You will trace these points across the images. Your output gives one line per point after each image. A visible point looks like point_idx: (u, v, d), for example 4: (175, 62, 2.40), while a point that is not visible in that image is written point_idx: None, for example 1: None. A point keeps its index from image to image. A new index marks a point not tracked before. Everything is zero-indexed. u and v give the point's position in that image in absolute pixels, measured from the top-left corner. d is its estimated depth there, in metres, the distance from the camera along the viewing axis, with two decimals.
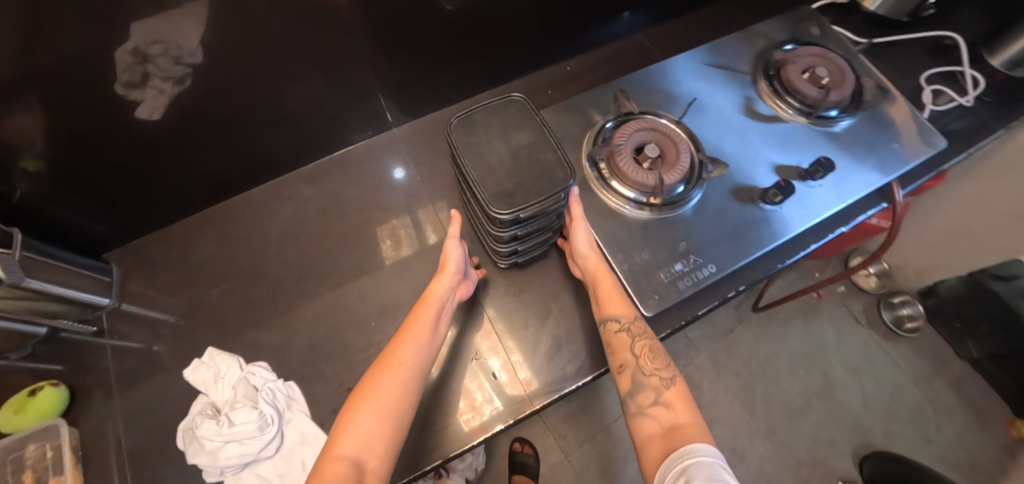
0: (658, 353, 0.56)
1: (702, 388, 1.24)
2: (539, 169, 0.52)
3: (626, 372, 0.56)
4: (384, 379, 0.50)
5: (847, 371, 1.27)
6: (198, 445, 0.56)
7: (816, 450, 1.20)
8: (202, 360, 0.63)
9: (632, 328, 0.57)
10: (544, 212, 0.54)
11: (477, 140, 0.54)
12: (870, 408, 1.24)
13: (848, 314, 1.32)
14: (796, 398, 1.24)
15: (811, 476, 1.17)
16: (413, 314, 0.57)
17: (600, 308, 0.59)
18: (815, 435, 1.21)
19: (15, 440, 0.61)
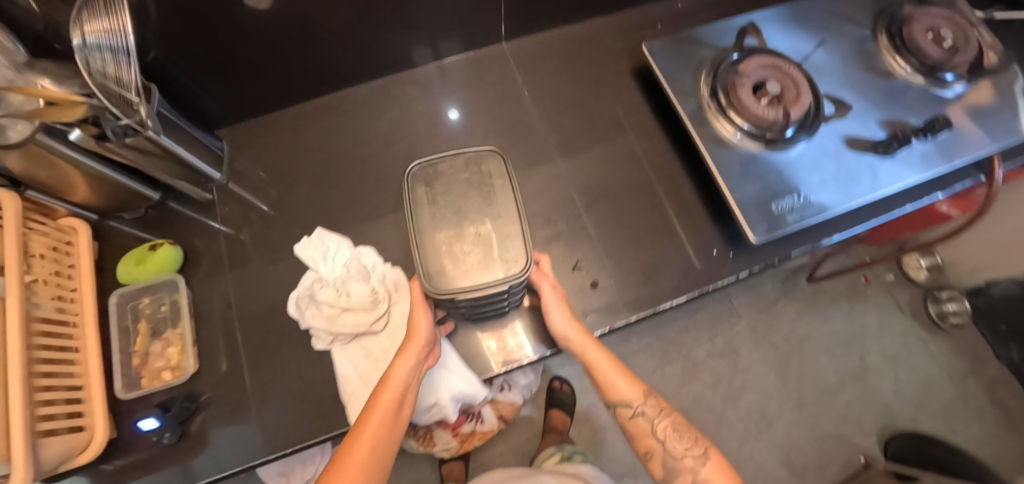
0: (682, 434, 0.55)
1: (740, 354, 1.27)
2: (490, 249, 0.50)
3: (654, 459, 0.55)
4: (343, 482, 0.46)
5: (884, 358, 1.27)
6: (314, 310, 0.60)
7: (842, 427, 1.22)
8: (311, 238, 0.66)
9: (647, 409, 0.56)
10: (489, 295, 0.51)
11: (434, 201, 0.52)
12: (902, 397, 1.24)
13: (893, 303, 1.32)
14: (830, 376, 1.26)
15: (832, 449, 1.20)
16: (372, 400, 0.51)
17: (608, 393, 0.57)
18: (843, 414, 1.23)
19: (131, 291, 0.66)
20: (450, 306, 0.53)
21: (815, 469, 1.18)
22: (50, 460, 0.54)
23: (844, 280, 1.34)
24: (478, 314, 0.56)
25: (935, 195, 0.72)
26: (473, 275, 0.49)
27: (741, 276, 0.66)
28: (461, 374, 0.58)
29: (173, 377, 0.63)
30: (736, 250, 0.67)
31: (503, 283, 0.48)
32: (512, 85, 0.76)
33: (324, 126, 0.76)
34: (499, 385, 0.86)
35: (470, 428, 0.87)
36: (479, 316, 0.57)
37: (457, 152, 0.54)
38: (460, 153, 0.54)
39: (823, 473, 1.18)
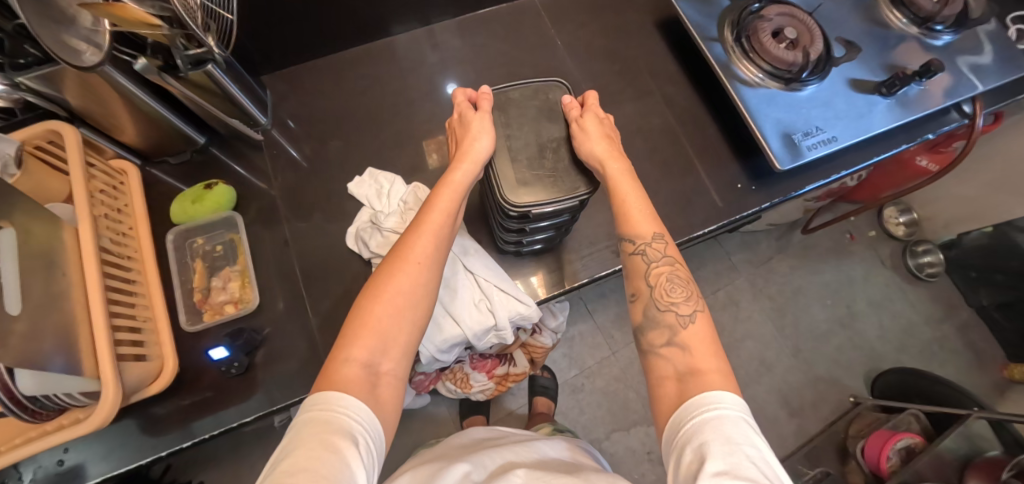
0: (676, 285, 0.53)
1: (739, 305, 1.35)
2: (562, 167, 0.51)
3: (639, 302, 0.54)
4: (395, 280, 0.46)
5: (869, 306, 1.38)
6: (379, 238, 0.64)
7: (834, 370, 1.32)
8: (364, 177, 0.71)
9: (647, 250, 0.54)
10: (557, 212, 0.52)
11: (505, 122, 0.54)
12: (885, 340, 1.35)
13: (875, 257, 1.43)
14: (822, 324, 1.36)
15: (825, 391, 1.30)
16: (428, 205, 0.51)
17: (621, 225, 0.55)
18: (834, 358, 1.33)
19: (185, 230, 0.69)
20: (515, 223, 0.54)
21: (810, 408, 1.28)
22: (127, 385, 0.55)
23: (831, 235, 1.44)
24: (529, 230, 0.58)
25: (927, 136, 0.82)
26: (547, 188, 0.50)
27: (762, 207, 0.73)
28: (516, 295, 0.64)
29: (238, 309, 0.67)
30: (755, 184, 0.75)
31: (575, 198, 0.50)
32: (545, 36, 0.83)
33: (369, 68, 0.81)
34: (533, 328, 0.91)
35: (504, 371, 0.93)
36: (532, 231, 0.59)
37: (522, 82, 0.56)
38: (527, 84, 0.57)
39: (818, 412, 1.27)
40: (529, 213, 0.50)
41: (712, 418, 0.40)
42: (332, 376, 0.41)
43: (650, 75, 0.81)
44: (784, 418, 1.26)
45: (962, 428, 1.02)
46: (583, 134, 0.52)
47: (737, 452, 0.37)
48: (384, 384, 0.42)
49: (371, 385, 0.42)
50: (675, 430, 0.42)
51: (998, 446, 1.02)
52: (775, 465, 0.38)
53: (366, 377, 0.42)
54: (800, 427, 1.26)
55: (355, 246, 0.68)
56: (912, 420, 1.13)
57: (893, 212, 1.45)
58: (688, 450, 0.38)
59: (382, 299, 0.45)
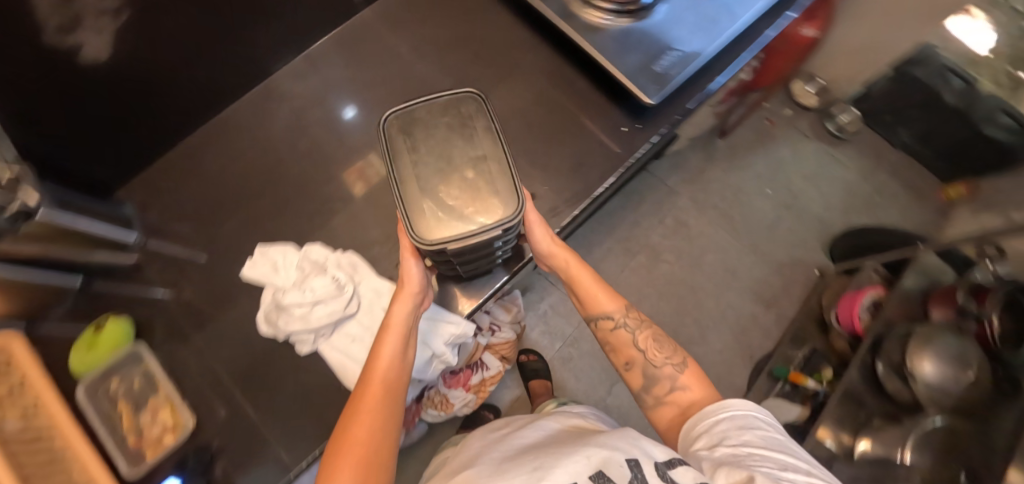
0: (661, 343, 0.59)
1: (689, 225, 1.38)
2: (480, 192, 0.45)
3: (635, 368, 0.59)
4: (364, 411, 0.46)
5: (806, 180, 1.42)
6: (287, 316, 0.63)
7: (794, 252, 1.36)
8: (255, 257, 0.69)
9: (626, 321, 0.61)
10: (475, 245, 0.47)
11: (410, 147, 0.46)
12: (830, 206, 1.39)
13: (798, 133, 1.46)
14: (769, 214, 1.39)
15: (792, 273, 1.34)
16: (377, 344, 0.52)
17: (591, 309, 0.63)
18: (790, 240, 1.37)
19: (96, 378, 0.63)
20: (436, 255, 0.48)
21: (783, 294, 1.32)
22: None
23: (750, 127, 1.46)
24: (457, 259, 0.53)
25: (789, 14, 0.82)
26: (460, 219, 0.45)
27: (653, 142, 0.74)
28: (443, 318, 0.64)
29: (176, 436, 0.64)
30: (643, 120, 0.74)
31: (499, 227, 0.44)
32: (388, 49, 0.80)
33: (222, 144, 0.78)
34: (488, 328, 0.93)
35: (479, 378, 0.93)
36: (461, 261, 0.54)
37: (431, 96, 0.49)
38: (433, 98, 0.49)
39: (791, 295, 1.32)
40: (446, 248, 0.45)
41: (723, 414, 0.48)
42: None
43: (505, 50, 0.79)
44: (763, 312, 1.31)
45: (915, 266, 1.07)
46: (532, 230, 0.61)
47: (746, 432, 0.44)
48: None
49: None
50: (689, 431, 0.50)
51: (950, 272, 1.07)
52: (781, 437, 0.46)
53: None
54: (779, 315, 1.30)
55: (269, 331, 0.66)
56: (872, 274, 1.17)
57: (800, 85, 1.47)
58: (702, 440, 0.47)
59: (348, 441, 0.44)
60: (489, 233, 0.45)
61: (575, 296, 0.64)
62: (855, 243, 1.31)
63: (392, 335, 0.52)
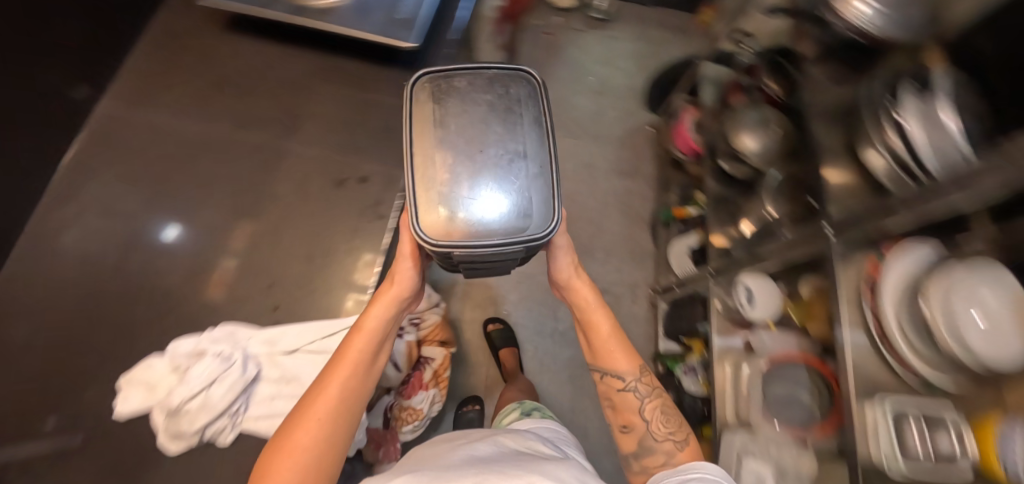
0: (666, 417, 0.69)
1: None
2: (513, 197, 0.46)
3: (631, 433, 0.69)
4: (328, 393, 0.53)
5: (602, 64, 1.57)
6: (189, 416, 0.68)
7: (625, 124, 1.51)
8: (123, 389, 0.70)
9: (636, 386, 0.70)
10: (485, 258, 0.46)
11: (444, 140, 0.47)
12: (630, 74, 1.56)
13: (575, 31, 1.61)
14: (591, 106, 1.53)
15: (634, 140, 1.50)
16: (349, 342, 0.57)
17: (602, 356, 0.71)
18: (618, 116, 1.52)
19: None
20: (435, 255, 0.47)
21: (636, 160, 1.48)
22: None
23: (535, 46, 1.58)
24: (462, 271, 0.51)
25: None
26: (468, 226, 0.45)
27: None
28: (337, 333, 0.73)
29: None
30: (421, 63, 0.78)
31: (520, 243, 0.45)
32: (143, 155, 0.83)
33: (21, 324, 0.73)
34: (411, 324, 0.89)
35: (429, 372, 0.91)
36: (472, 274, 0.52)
37: (480, 67, 0.51)
38: (481, 93, 0.50)
39: (643, 157, 1.48)
40: (450, 256, 0.46)
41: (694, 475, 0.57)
42: None
43: (269, 95, 0.86)
44: (630, 183, 1.45)
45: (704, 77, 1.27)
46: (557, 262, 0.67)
47: None
48: None
49: None
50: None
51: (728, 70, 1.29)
52: None
53: None
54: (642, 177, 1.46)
55: (181, 445, 0.69)
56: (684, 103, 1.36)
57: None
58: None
59: (304, 426, 0.51)
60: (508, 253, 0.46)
61: (591, 334, 0.72)
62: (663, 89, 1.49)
63: (360, 333, 0.57)
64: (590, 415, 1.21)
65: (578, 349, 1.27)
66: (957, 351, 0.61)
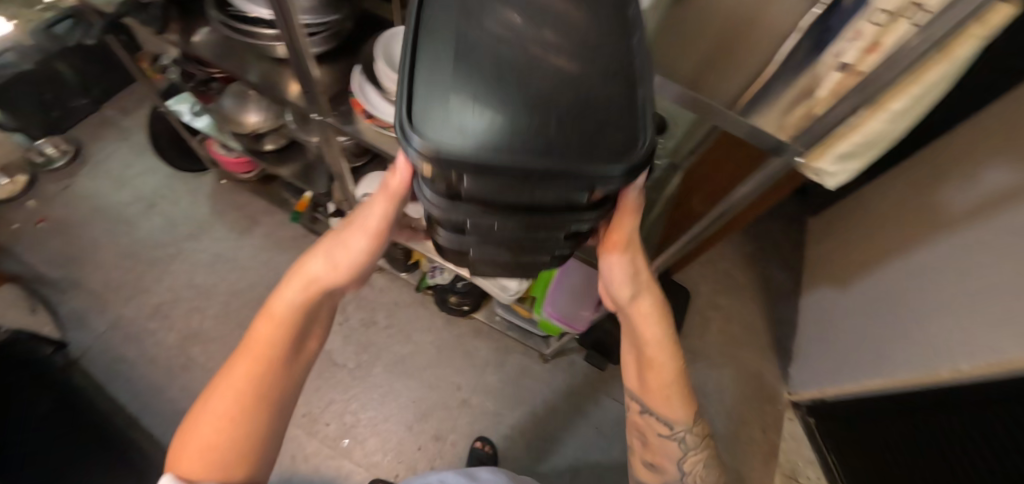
0: (710, 469, 0.59)
1: (164, 304, 1.19)
2: (514, 96, 0.30)
3: (660, 471, 0.60)
4: (231, 376, 0.48)
5: (125, 186, 1.32)
6: None
7: (205, 199, 1.32)
8: None
9: (688, 434, 0.58)
10: (538, 206, 0.33)
11: (474, 40, 0.32)
12: (158, 166, 1.35)
13: (61, 192, 1.29)
14: (160, 221, 1.29)
15: (225, 200, 1.33)
16: (273, 306, 0.51)
17: (645, 389, 0.57)
18: (191, 202, 1.32)
19: None
20: (446, 201, 0.35)
21: (246, 210, 1.32)
22: None
23: (31, 237, 1.23)
24: (481, 243, 0.40)
25: None
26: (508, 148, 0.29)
27: None
28: None
29: None
30: None
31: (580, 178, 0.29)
32: None
33: None
34: None
35: None
36: (486, 248, 0.41)
37: None
38: None
39: (247, 202, 1.33)
40: (471, 192, 0.32)
41: None
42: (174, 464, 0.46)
43: None
44: (266, 228, 1.31)
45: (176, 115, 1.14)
46: (611, 270, 0.52)
47: None
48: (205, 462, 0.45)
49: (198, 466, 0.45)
50: None
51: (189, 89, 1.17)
52: None
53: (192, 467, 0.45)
54: (267, 213, 1.32)
55: None
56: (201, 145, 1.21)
57: None
58: None
59: (211, 409, 0.47)
60: (568, 193, 0.31)
61: (636, 339, 0.57)
62: (173, 145, 1.33)
63: (268, 321, 0.51)
64: (446, 375, 1.20)
65: (384, 358, 1.20)
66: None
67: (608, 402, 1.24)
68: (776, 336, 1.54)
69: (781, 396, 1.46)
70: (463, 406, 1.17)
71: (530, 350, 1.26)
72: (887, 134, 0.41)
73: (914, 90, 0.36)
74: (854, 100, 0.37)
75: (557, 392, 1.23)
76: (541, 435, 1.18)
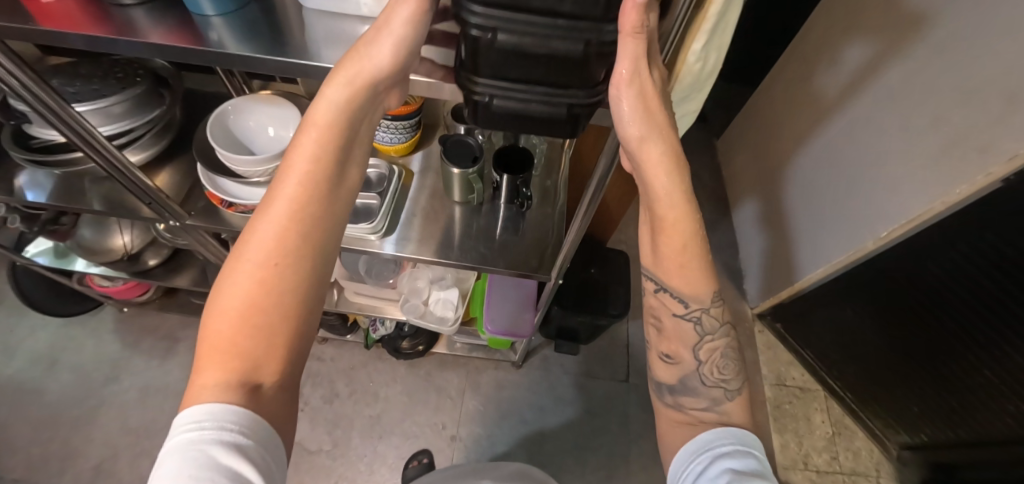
0: (728, 362, 0.46)
1: (102, 463, 1.07)
2: None
3: (672, 364, 0.47)
4: (273, 221, 0.34)
5: (11, 357, 1.17)
6: None
7: (111, 337, 1.21)
8: None
9: (704, 315, 0.45)
10: None
11: None
12: (43, 323, 1.21)
13: None
14: (66, 378, 1.15)
15: (133, 330, 1.22)
16: (305, 130, 0.36)
17: (656, 259, 0.45)
18: (97, 344, 1.20)
19: None
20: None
21: (160, 332, 1.22)
22: None
23: None
24: (511, 61, 0.31)
25: None
26: None
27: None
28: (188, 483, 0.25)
29: None
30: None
31: None
32: None
33: None
34: None
35: None
36: (524, 70, 0.31)
37: None
38: None
39: (159, 323, 1.23)
40: None
41: None
42: (207, 348, 0.32)
43: None
44: (188, 342, 1.21)
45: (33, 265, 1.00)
46: (617, 107, 0.36)
47: None
48: (249, 342, 0.32)
49: (242, 353, 0.32)
50: None
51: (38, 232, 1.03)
52: None
53: (234, 353, 0.31)
54: (184, 328, 1.23)
55: None
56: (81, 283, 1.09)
57: None
58: None
59: (245, 265, 0.33)
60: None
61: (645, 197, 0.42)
62: (52, 295, 1.20)
63: (315, 140, 0.36)
64: (426, 419, 1.16)
65: (358, 426, 1.14)
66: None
67: (590, 383, 1.25)
68: (724, 259, 1.60)
69: (747, 314, 1.53)
70: (454, 441, 1.14)
71: (500, 363, 1.25)
72: (710, 72, 0.36)
73: (705, 31, 0.31)
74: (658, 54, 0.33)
75: (539, 392, 1.23)
76: (539, 439, 1.17)
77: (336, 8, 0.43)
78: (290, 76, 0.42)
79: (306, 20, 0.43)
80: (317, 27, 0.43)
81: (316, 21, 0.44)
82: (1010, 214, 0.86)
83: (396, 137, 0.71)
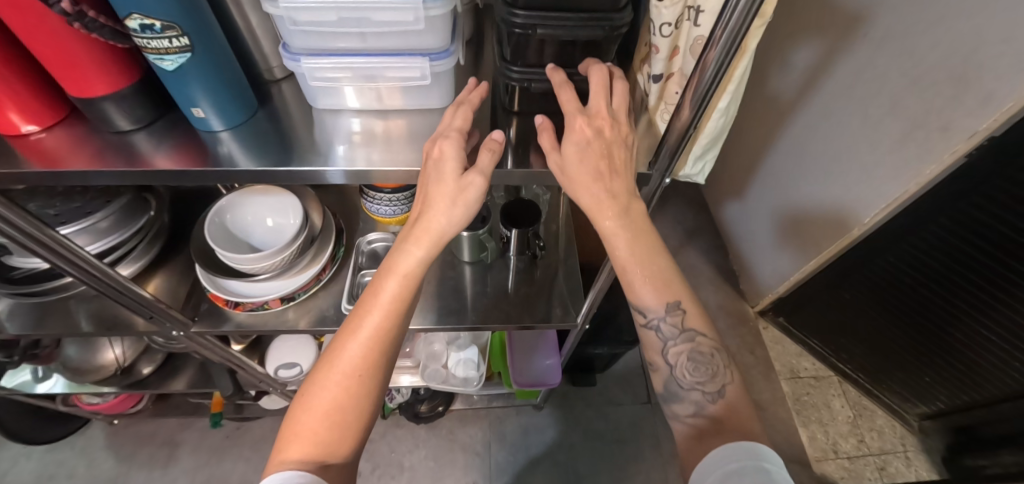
0: (703, 360, 0.44)
1: None
2: None
3: (659, 370, 0.47)
4: (358, 342, 0.41)
5: None
6: None
7: (103, 455, 1.12)
8: None
9: (665, 320, 0.45)
10: None
11: None
12: (25, 453, 1.11)
13: None
14: None
15: (127, 444, 1.13)
16: (390, 269, 0.42)
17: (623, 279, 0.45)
18: (88, 466, 1.10)
19: None
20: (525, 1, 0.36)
21: (158, 440, 1.14)
22: None
23: None
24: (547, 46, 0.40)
25: None
26: None
27: None
28: None
29: None
30: None
31: None
32: None
33: None
34: None
35: None
36: (552, 56, 0.42)
37: None
38: None
39: (155, 431, 1.15)
40: None
41: None
42: (291, 436, 0.39)
43: None
44: (190, 446, 1.14)
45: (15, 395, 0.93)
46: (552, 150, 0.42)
47: None
48: (325, 434, 0.39)
49: (318, 442, 0.38)
50: None
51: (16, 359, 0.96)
52: None
53: (313, 440, 0.38)
54: (183, 432, 1.15)
55: None
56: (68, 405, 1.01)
57: None
58: None
59: (332, 373, 0.40)
60: None
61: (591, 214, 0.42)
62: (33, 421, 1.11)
63: (397, 279, 0.42)
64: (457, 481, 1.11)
65: None
66: (294, 247, 0.60)
67: (614, 410, 1.23)
68: (716, 263, 1.63)
69: (749, 312, 1.55)
70: None
71: (522, 408, 1.22)
72: (730, 125, 0.39)
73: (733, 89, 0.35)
74: (691, 115, 0.35)
75: (565, 430, 1.20)
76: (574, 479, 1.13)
77: (345, 107, 0.44)
78: (306, 181, 0.41)
79: (315, 120, 0.44)
80: (326, 129, 0.43)
81: (324, 120, 0.44)
82: (976, 174, 0.91)
83: (398, 209, 0.70)
